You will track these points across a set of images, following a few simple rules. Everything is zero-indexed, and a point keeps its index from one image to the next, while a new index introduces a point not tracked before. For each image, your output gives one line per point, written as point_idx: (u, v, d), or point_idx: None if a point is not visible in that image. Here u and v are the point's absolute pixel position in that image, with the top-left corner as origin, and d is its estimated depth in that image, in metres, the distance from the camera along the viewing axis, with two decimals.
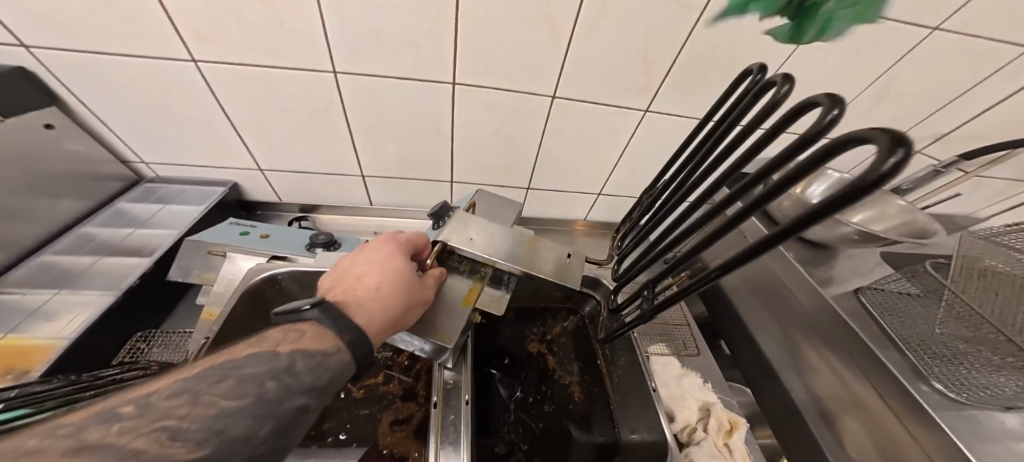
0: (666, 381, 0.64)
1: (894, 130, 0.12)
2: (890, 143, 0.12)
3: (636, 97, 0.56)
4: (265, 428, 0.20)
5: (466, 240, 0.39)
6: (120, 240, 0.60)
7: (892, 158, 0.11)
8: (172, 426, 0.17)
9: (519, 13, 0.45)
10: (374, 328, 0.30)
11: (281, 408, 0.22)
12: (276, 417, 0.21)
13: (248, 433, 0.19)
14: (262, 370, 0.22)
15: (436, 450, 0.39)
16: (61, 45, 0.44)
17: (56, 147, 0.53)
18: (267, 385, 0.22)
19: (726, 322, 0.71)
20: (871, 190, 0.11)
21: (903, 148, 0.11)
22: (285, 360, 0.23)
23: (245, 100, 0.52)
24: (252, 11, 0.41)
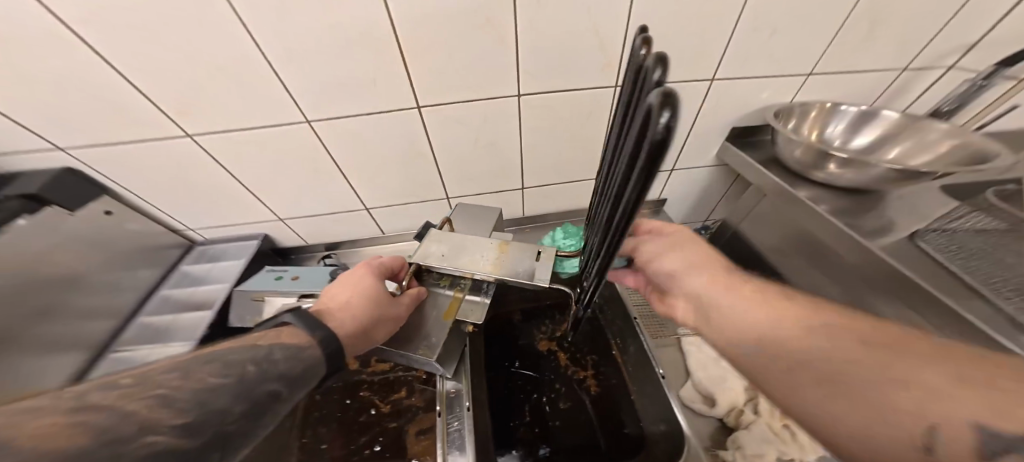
0: (703, 361, 0.54)
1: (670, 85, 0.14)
2: (666, 98, 0.14)
3: (600, 76, 0.55)
4: (245, 405, 0.22)
5: (437, 255, 0.42)
6: (187, 297, 0.68)
7: (664, 121, 0.14)
8: (164, 394, 0.19)
9: (456, 25, 0.45)
10: (345, 331, 0.32)
11: (259, 390, 0.23)
12: (254, 397, 0.23)
13: (227, 407, 0.21)
14: (244, 357, 0.25)
15: (444, 453, 0.43)
16: (91, 143, 0.51)
17: (120, 228, 0.63)
18: (248, 368, 0.24)
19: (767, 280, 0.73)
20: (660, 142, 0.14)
21: (668, 106, 0.13)
22: (265, 350, 0.26)
23: (244, 162, 0.58)
24: (219, 84, 0.46)
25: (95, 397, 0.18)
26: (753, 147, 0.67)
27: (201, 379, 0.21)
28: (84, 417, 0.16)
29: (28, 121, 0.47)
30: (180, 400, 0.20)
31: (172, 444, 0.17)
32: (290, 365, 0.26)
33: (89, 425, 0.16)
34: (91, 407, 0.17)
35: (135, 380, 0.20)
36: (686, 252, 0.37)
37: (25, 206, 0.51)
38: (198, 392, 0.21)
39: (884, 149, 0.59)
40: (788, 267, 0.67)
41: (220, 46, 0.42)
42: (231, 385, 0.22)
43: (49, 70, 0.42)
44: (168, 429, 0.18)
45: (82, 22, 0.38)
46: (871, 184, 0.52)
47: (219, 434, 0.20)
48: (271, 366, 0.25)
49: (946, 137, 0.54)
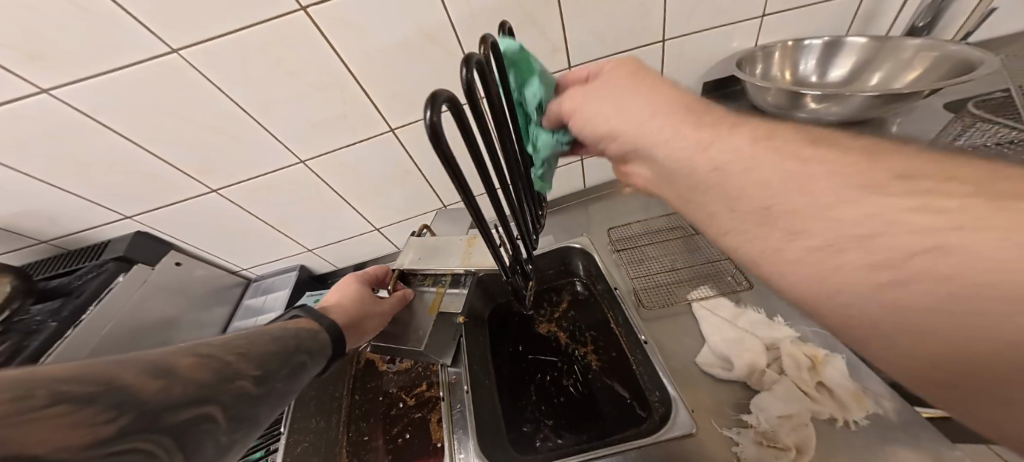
0: (716, 324, 0.51)
1: (438, 95, 0.19)
2: (435, 103, 0.19)
3: (551, 62, 0.57)
4: (288, 368, 0.28)
5: (413, 260, 0.47)
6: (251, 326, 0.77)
7: (429, 119, 0.18)
8: (244, 352, 0.25)
9: (402, 48, 0.51)
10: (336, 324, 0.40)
11: (295, 359, 0.29)
12: (292, 365, 0.29)
13: (278, 368, 0.27)
14: (287, 334, 0.31)
15: (450, 434, 0.48)
16: (145, 208, 0.64)
17: (190, 273, 0.74)
18: (290, 341, 0.30)
19: None
20: (432, 139, 0.18)
21: (430, 110, 0.18)
22: (295, 331, 0.33)
23: (264, 205, 0.67)
24: (222, 143, 0.57)
25: (204, 347, 0.23)
26: (728, 100, 0.66)
27: (264, 346, 0.27)
28: (207, 358, 0.22)
29: (94, 197, 0.60)
30: (255, 358, 0.26)
31: (251, 390, 0.23)
32: (311, 342, 0.33)
33: (210, 364, 0.22)
34: (204, 352, 0.23)
35: (223, 340, 0.25)
36: (622, 94, 0.29)
37: (117, 267, 0.63)
38: (263, 354, 0.27)
39: (865, 76, 0.58)
40: None
41: (207, 109, 0.52)
42: (279, 352, 0.28)
43: (104, 155, 0.55)
44: (249, 377, 0.24)
45: (103, 112, 0.50)
46: (856, 114, 0.50)
47: (274, 388, 0.26)
48: (300, 340, 0.32)
49: (922, 52, 0.53)
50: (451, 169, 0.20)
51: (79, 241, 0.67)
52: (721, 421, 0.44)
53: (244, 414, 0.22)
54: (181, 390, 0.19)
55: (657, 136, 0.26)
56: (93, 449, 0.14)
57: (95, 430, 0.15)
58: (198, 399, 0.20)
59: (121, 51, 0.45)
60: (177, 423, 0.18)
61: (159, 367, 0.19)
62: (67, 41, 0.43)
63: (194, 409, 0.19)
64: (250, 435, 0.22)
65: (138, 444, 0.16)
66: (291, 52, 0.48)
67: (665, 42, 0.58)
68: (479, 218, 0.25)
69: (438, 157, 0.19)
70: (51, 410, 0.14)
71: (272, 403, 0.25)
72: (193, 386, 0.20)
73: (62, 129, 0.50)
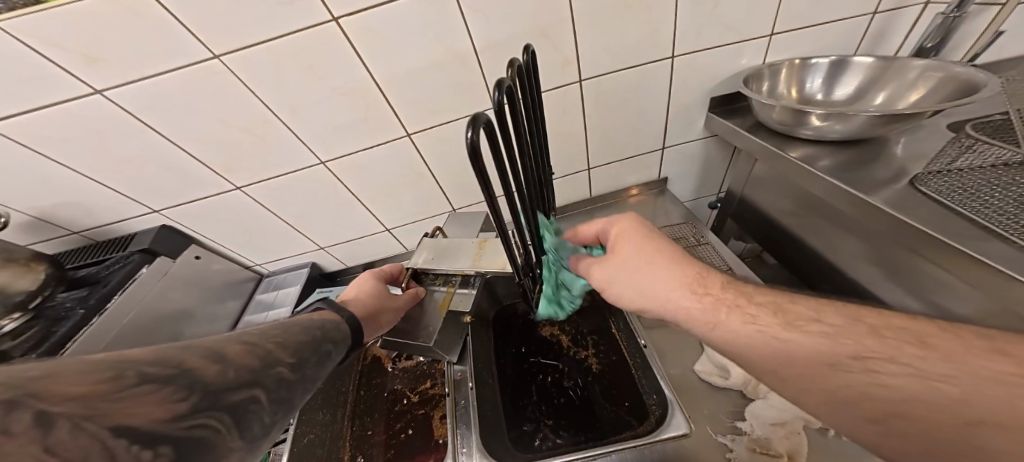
0: None
1: (478, 116, 0.21)
2: (475, 122, 0.21)
3: (563, 75, 0.60)
4: (318, 356, 0.30)
5: (426, 259, 0.49)
6: (262, 320, 0.79)
7: (469, 137, 0.20)
8: (280, 341, 0.28)
9: (422, 58, 0.54)
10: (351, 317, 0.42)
11: (323, 348, 0.31)
12: (321, 353, 0.30)
13: (309, 356, 0.29)
14: (314, 325, 0.33)
15: (454, 430, 0.49)
16: (172, 202, 0.67)
17: (209, 267, 0.77)
18: (316, 332, 0.33)
19: (791, 251, 0.67)
20: (471, 156, 0.20)
21: (472, 129, 0.20)
22: (320, 322, 0.35)
23: (283, 203, 0.71)
24: (250, 143, 0.60)
25: (246, 337, 0.26)
26: (737, 114, 0.68)
27: (297, 336, 0.30)
28: (250, 347, 0.25)
29: (127, 190, 0.64)
30: (290, 346, 0.28)
31: (288, 376, 0.25)
32: (335, 331, 0.35)
33: (253, 351, 0.24)
34: (248, 341, 0.25)
35: (260, 330, 0.28)
36: (640, 253, 0.39)
37: (143, 259, 0.67)
38: (297, 343, 0.29)
39: (870, 94, 0.59)
40: (802, 231, 0.62)
41: (238, 111, 0.56)
42: (310, 341, 0.30)
43: (141, 152, 0.58)
44: (286, 364, 0.26)
45: (142, 111, 0.53)
46: (860, 130, 0.51)
47: (307, 374, 0.27)
48: (326, 331, 0.34)
49: (928, 72, 0.54)
50: (483, 180, 0.22)
51: (110, 232, 0.70)
52: (716, 428, 0.44)
53: (285, 398, 0.24)
54: (233, 374, 0.21)
55: (667, 293, 0.35)
56: (174, 421, 0.16)
57: (172, 406, 0.17)
58: (247, 382, 0.22)
59: (167, 57, 0.48)
60: (232, 402, 0.20)
61: (215, 354, 0.22)
62: (121, 46, 0.46)
63: (245, 391, 0.21)
64: (290, 417, 0.24)
65: (204, 421, 0.18)
66: (321, 61, 0.51)
67: (673, 59, 0.61)
68: (500, 225, 0.27)
69: (473, 170, 0.21)
70: (138, 389, 0.16)
71: (306, 390, 0.27)
72: (243, 371, 0.22)
73: (105, 127, 0.54)
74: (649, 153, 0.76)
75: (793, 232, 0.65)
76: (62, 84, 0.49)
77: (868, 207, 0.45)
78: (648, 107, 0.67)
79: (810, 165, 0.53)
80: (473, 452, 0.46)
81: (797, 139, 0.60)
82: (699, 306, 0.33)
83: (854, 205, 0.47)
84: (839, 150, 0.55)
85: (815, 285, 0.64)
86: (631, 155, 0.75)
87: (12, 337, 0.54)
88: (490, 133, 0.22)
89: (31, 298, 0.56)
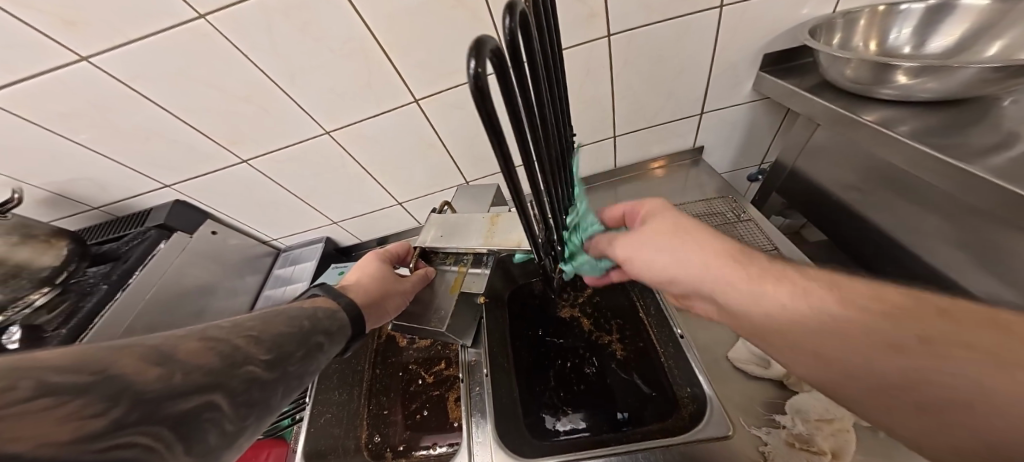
0: None
1: (483, 40, 0.15)
2: (479, 48, 0.15)
3: (589, 29, 0.52)
4: (304, 350, 0.28)
5: (435, 237, 0.45)
6: (281, 294, 0.80)
7: (472, 70, 0.15)
8: (255, 334, 0.25)
9: (425, 9, 0.46)
10: (360, 299, 0.40)
11: (312, 340, 0.29)
12: (309, 346, 0.28)
13: (293, 351, 0.27)
14: (302, 315, 0.30)
15: (468, 416, 0.48)
16: (182, 177, 0.65)
17: (226, 243, 0.77)
18: (304, 323, 0.30)
19: (849, 230, 0.59)
20: (475, 91, 0.15)
21: (475, 54, 0.15)
22: (312, 311, 0.32)
23: (290, 176, 0.68)
24: (250, 113, 0.56)
25: (213, 331, 0.23)
26: (794, 73, 0.58)
27: (276, 327, 0.27)
28: (213, 343, 0.22)
29: (135, 166, 0.62)
30: (266, 340, 0.25)
31: (261, 374, 0.23)
32: (328, 322, 0.32)
33: (218, 348, 0.21)
34: (212, 336, 0.22)
35: (233, 321, 0.25)
36: (673, 233, 0.33)
37: (159, 234, 0.67)
38: (276, 336, 0.26)
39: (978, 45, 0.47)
40: (869, 205, 0.54)
41: (233, 78, 0.51)
42: (294, 334, 0.28)
43: (138, 124, 0.56)
44: (259, 362, 0.23)
45: (133, 79, 0.50)
46: (955, 91, 0.42)
47: (287, 371, 0.25)
48: (317, 321, 0.31)
49: None
50: (494, 133, 0.17)
51: (127, 209, 0.71)
52: (750, 420, 0.40)
53: (255, 399, 0.22)
54: (182, 378, 0.18)
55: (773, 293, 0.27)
56: (83, 442, 0.13)
57: (85, 423, 0.14)
58: (204, 386, 0.19)
59: (148, 18, 0.44)
60: (178, 412, 0.17)
61: (160, 354, 0.19)
62: (99, 7, 0.42)
63: (201, 396, 0.19)
64: (262, 417, 0.22)
65: (134, 438, 0.15)
66: (314, 15, 0.45)
67: (722, 9, 0.51)
68: (518, 193, 0.22)
69: (480, 116, 0.16)
70: (31, 404, 0.13)
71: (284, 388, 0.25)
72: (198, 373, 0.19)
73: (99, 100, 0.51)
74: (684, 120, 0.67)
75: (856, 209, 0.56)
76: (48, 52, 0.45)
77: (971, 183, 0.37)
78: (686, 66, 0.58)
79: (887, 128, 0.45)
80: (488, 442, 0.45)
81: (873, 99, 0.50)
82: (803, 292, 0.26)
83: (952, 180, 0.38)
84: (927, 112, 0.45)
85: (872, 269, 0.57)
86: (663, 123, 0.67)
87: (47, 310, 0.56)
88: (501, 69, 0.17)
89: (58, 272, 0.57)
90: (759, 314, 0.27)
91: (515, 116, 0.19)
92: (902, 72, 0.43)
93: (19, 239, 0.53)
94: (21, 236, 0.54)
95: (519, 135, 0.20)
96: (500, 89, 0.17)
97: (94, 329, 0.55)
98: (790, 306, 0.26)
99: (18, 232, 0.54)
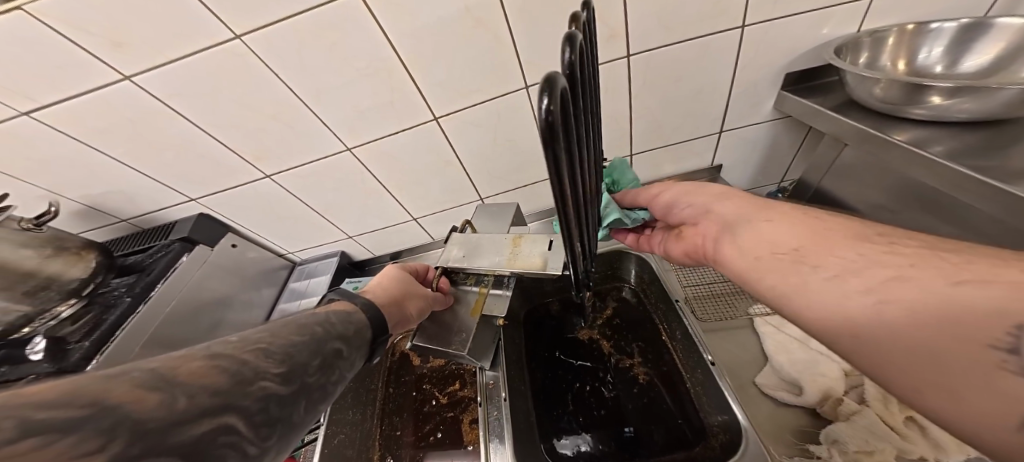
0: (786, 345, 0.46)
1: (552, 78, 0.15)
2: (549, 86, 0.15)
3: (608, 50, 0.52)
4: (320, 360, 0.24)
5: (457, 257, 0.45)
6: (295, 309, 0.80)
7: (544, 109, 0.15)
8: (263, 347, 0.22)
9: (448, 31, 0.48)
10: (380, 301, 0.38)
11: (328, 347, 0.26)
12: (324, 354, 0.25)
13: (307, 361, 0.23)
14: (311, 322, 0.27)
15: (486, 442, 0.46)
16: (206, 192, 0.67)
17: (244, 256, 0.78)
18: (315, 330, 0.27)
19: None
20: (543, 131, 0.15)
21: (546, 92, 0.15)
22: (323, 316, 0.29)
23: (308, 190, 0.69)
24: (276, 130, 0.58)
25: (217, 346, 0.20)
26: (818, 93, 0.57)
27: (286, 337, 0.24)
28: (216, 360, 0.19)
29: (165, 180, 0.64)
30: (275, 352, 0.22)
31: (278, 389, 0.20)
32: (343, 326, 0.30)
33: (224, 366, 0.18)
34: (219, 353, 0.19)
35: (241, 334, 0.22)
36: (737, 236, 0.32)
37: (182, 247, 0.67)
38: (288, 347, 0.23)
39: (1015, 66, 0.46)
40: (903, 226, 0.52)
41: (261, 96, 0.53)
42: (307, 343, 0.25)
43: (170, 140, 0.58)
44: (273, 376, 0.20)
45: (168, 96, 0.52)
46: (996, 112, 0.41)
47: (305, 384, 0.22)
48: (329, 326, 0.28)
49: None
50: (555, 171, 0.17)
51: (152, 220, 0.72)
52: (783, 449, 0.39)
53: (275, 418, 0.18)
54: (187, 403, 0.15)
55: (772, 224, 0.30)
56: None
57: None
58: (216, 408, 0.16)
59: (187, 40, 0.46)
60: (191, 439, 0.14)
61: (160, 377, 0.16)
62: (144, 29, 0.44)
63: (212, 419, 0.15)
64: (287, 437, 0.19)
65: None
66: (342, 37, 0.47)
67: (744, 29, 0.51)
68: (565, 225, 0.22)
69: (545, 153, 0.16)
70: (13, 447, 0.10)
71: (306, 402, 0.22)
72: (204, 395, 0.16)
73: (136, 116, 0.54)
74: (703, 138, 0.66)
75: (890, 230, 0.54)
76: (91, 70, 0.48)
77: (1007, 199, 0.35)
78: (707, 85, 0.58)
79: (922, 150, 0.43)
80: None
81: (904, 119, 0.49)
82: (803, 222, 0.28)
83: (995, 201, 0.36)
84: (965, 132, 0.44)
85: None
86: (681, 141, 0.66)
87: (71, 322, 0.57)
88: (564, 106, 0.17)
89: (84, 285, 0.59)
90: (753, 245, 0.30)
91: (570, 149, 0.19)
92: (936, 93, 0.42)
93: (52, 251, 0.55)
94: (54, 250, 0.55)
95: (571, 167, 0.19)
96: (561, 124, 0.17)
97: (115, 342, 0.55)
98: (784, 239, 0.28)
99: (52, 245, 0.55)
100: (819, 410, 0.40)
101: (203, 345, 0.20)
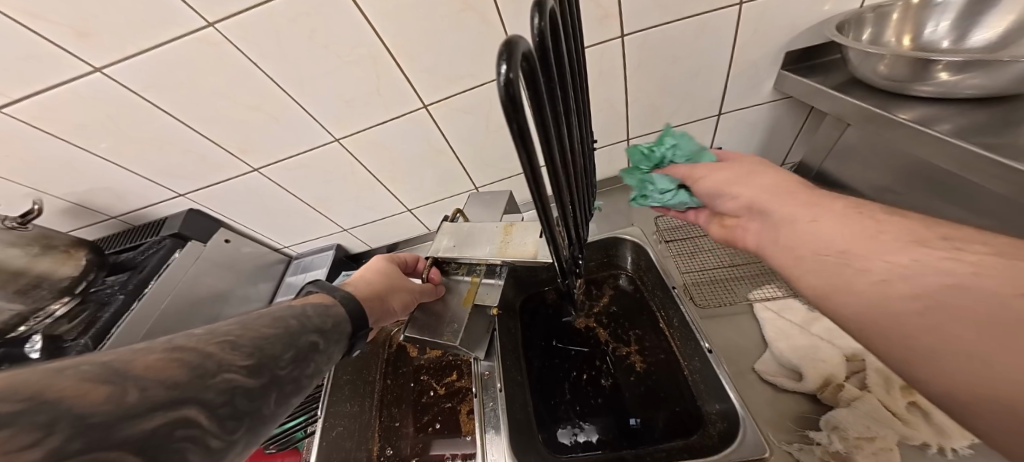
0: (786, 332, 0.45)
1: (513, 43, 0.14)
2: (511, 53, 0.14)
3: (601, 31, 0.50)
4: (293, 353, 0.24)
5: (447, 247, 0.44)
6: None
7: (504, 76, 0.14)
8: (231, 340, 0.21)
9: (434, 12, 0.45)
10: (362, 294, 0.38)
11: (303, 340, 0.26)
12: (299, 347, 0.25)
13: (279, 353, 0.23)
14: (287, 315, 0.27)
15: (482, 431, 0.46)
16: (194, 188, 0.66)
17: (238, 251, 0.77)
18: (291, 322, 0.26)
19: None
20: (507, 102, 0.14)
21: (506, 58, 0.14)
22: (300, 309, 0.29)
23: (301, 184, 0.68)
24: (258, 121, 0.56)
25: (180, 339, 0.19)
26: (820, 72, 0.55)
27: (257, 330, 0.23)
28: (177, 353, 0.18)
29: (152, 176, 0.63)
30: (245, 345, 0.21)
31: (245, 382, 0.19)
32: (321, 320, 0.29)
33: (185, 359, 0.18)
34: (182, 346, 0.19)
35: (209, 327, 0.22)
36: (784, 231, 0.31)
37: (175, 243, 0.67)
38: (258, 340, 0.23)
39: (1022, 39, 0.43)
40: (906, 207, 0.51)
41: (245, 86, 0.52)
42: (279, 336, 0.24)
43: (152, 135, 0.57)
44: (239, 369, 0.20)
45: (146, 89, 0.50)
46: (1005, 87, 0.39)
47: (276, 376, 0.22)
48: (306, 319, 0.28)
49: None
50: (524, 146, 0.16)
51: (143, 217, 0.72)
52: (781, 436, 0.39)
53: (242, 411, 0.18)
54: (140, 396, 0.15)
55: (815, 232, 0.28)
56: None
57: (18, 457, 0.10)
58: (172, 401, 0.16)
59: (159, 30, 0.44)
60: (143, 433, 0.14)
61: (113, 370, 0.15)
62: (110, 17, 0.42)
63: (168, 413, 0.15)
64: (254, 431, 0.19)
65: None
66: (322, 23, 0.45)
67: (742, 6, 0.49)
68: (544, 208, 0.21)
69: (508, 127, 0.15)
70: None
71: (277, 394, 0.21)
72: (159, 388, 0.16)
73: (116, 110, 0.52)
74: (701, 122, 0.65)
75: None
76: (62, 63, 0.46)
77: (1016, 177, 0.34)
78: (704, 66, 0.56)
79: (927, 127, 0.42)
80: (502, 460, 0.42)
81: (909, 96, 0.47)
82: (858, 222, 0.26)
83: (1002, 179, 0.35)
84: (969, 109, 0.42)
85: None
86: (677, 125, 0.65)
87: (67, 320, 0.56)
88: (531, 75, 0.15)
89: (76, 282, 0.58)
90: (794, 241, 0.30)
91: (542, 124, 0.17)
92: (942, 69, 0.40)
93: (40, 249, 0.54)
94: (41, 248, 0.54)
95: (546, 145, 0.18)
96: (528, 95, 0.16)
97: (112, 339, 0.56)
98: (829, 240, 0.27)
99: (37, 244, 0.54)
100: (819, 395, 0.40)
101: (166, 338, 0.20)
